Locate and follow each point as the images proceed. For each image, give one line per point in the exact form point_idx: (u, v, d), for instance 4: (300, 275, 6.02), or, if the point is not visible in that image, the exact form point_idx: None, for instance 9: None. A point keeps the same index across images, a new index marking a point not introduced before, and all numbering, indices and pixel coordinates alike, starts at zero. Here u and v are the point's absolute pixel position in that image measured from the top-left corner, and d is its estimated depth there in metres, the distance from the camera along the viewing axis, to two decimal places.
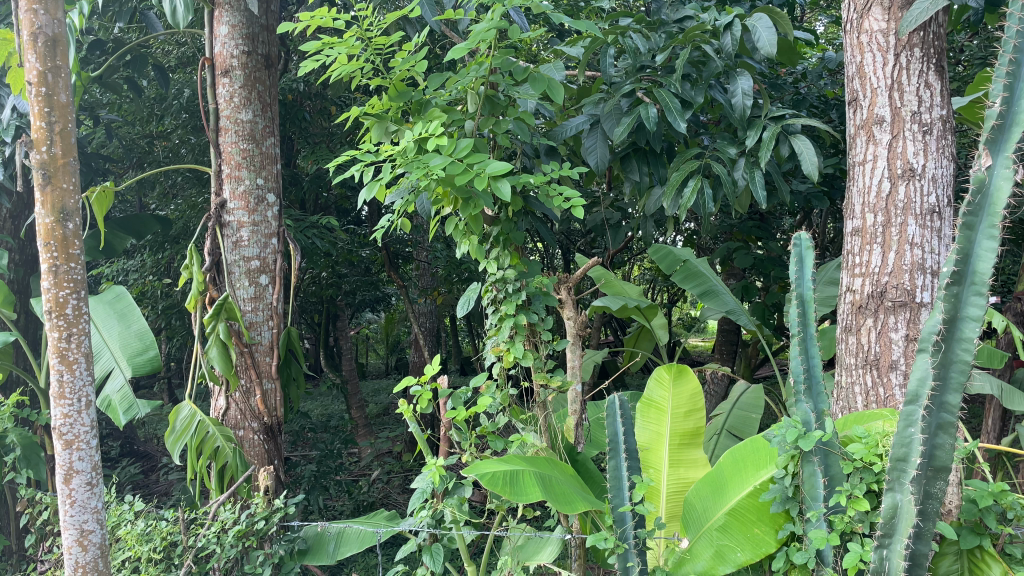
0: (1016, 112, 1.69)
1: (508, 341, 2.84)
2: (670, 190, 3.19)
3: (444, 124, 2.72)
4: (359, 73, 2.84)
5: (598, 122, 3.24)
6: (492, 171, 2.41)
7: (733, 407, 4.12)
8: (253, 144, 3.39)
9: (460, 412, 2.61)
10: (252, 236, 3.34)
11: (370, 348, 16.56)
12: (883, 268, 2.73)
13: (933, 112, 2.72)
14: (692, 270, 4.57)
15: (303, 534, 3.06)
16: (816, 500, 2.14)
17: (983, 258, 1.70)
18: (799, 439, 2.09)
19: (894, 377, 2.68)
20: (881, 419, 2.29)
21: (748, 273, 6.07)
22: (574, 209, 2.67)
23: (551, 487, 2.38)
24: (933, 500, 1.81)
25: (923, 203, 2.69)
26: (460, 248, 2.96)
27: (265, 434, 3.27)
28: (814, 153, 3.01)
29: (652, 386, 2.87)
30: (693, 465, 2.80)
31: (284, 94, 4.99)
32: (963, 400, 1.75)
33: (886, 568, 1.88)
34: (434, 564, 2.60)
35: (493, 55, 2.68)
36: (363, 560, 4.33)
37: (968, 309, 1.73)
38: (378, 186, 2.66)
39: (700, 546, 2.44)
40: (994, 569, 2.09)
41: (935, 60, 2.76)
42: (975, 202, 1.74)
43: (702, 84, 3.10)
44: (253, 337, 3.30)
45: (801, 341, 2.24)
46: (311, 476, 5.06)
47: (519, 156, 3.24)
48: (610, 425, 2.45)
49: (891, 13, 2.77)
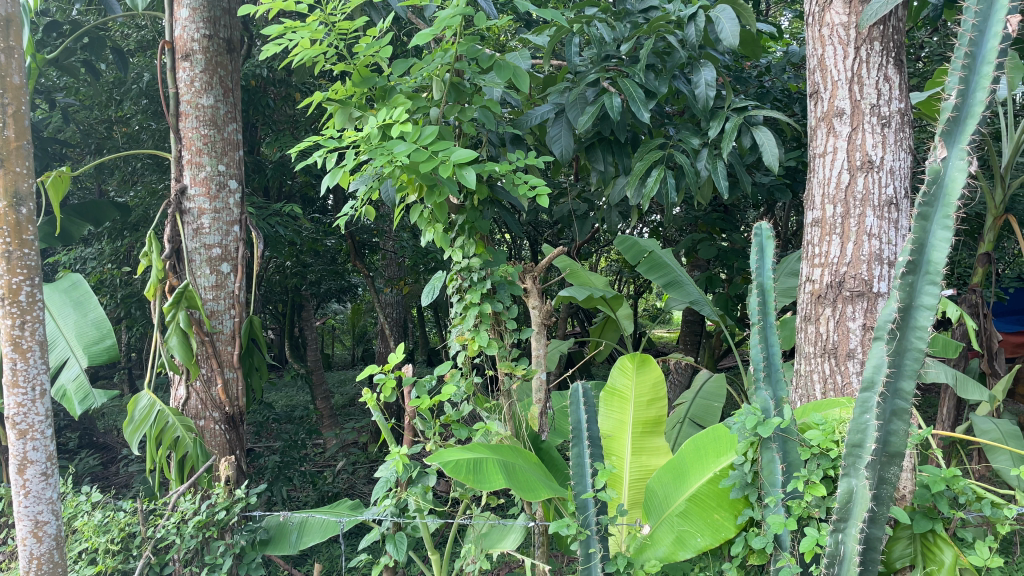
0: (970, 105, 1.73)
1: (473, 329, 2.84)
2: (634, 180, 3.22)
3: (408, 111, 2.70)
4: (322, 58, 2.80)
5: (563, 110, 3.24)
6: (456, 158, 2.39)
7: (695, 395, 4.17)
8: (215, 129, 3.34)
9: (424, 400, 2.59)
10: (213, 223, 3.29)
11: (336, 339, 16.46)
12: (841, 259, 2.78)
13: (892, 105, 2.76)
14: (657, 261, 4.58)
15: (265, 525, 3.03)
16: (775, 486, 2.18)
17: (938, 247, 1.74)
18: (757, 425, 2.13)
19: (851, 365, 2.74)
20: (838, 407, 2.34)
21: (712, 264, 6.14)
22: (539, 197, 2.68)
23: (514, 475, 2.39)
24: (888, 485, 1.85)
25: (880, 194, 2.74)
26: (425, 236, 2.95)
27: (227, 424, 3.22)
28: (776, 144, 3.04)
29: (615, 375, 2.89)
30: (655, 453, 2.84)
31: (247, 80, 4.91)
32: (917, 386, 1.78)
33: (841, 552, 1.93)
34: (397, 553, 2.60)
35: (458, 42, 2.66)
36: (327, 551, 4.32)
37: (922, 298, 1.77)
38: (342, 172, 2.63)
39: (661, 532, 2.46)
40: (946, 552, 2.15)
41: (894, 53, 2.79)
42: (930, 193, 1.77)
43: (665, 74, 3.12)
44: (214, 326, 3.25)
45: (761, 330, 2.27)
46: (274, 466, 5.01)
47: (485, 145, 3.23)
48: (573, 413, 2.46)
49: (852, 6, 2.80)
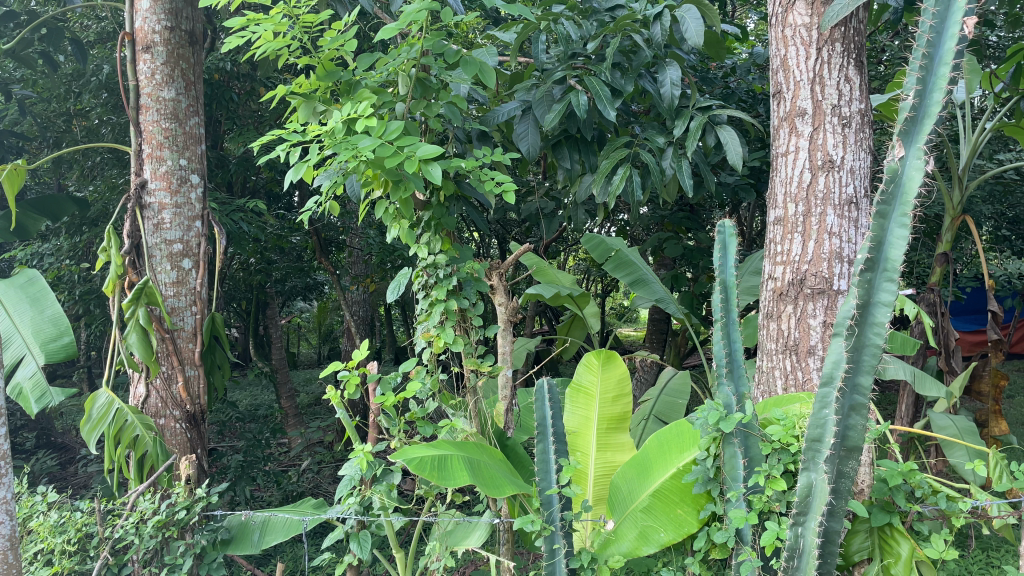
0: (928, 105, 1.76)
1: (439, 326, 2.81)
2: (599, 178, 3.23)
3: (374, 105, 2.67)
4: (286, 51, 2.76)
5: (530, 108, 3.24)
6: (422, 153, 2.38)
7: (661, 392, 4.20)
8: (176, 123, 3.28)
9: (388, 398, 2.57)
10: (175, 219, 3.24)
11: (302, 337, 16.30)
12: (803, 256, 2.82)
13: (852, 106, 2.81)
14: (624, 260, 4.61)
15: (227, 524, 2.97)
16: (735, 481, 2.21)
17: (895, 245, 1.77)
18: (719, 421, 2.15)
19: (812, 361, 2.78)
20: (798, 402, 2.37)
21: (678, 263, 6.19)
22: (506, 194, 2.67)
23: (479, 472, 2.38)
24: (846, 479, 1.87)
25: (841, 193, 2.78)
26: (390, 232, 2.93)
27: (188, 423, 3.16)
28: (739, 143, 3.07)
29: (581, 372, 2.88)
30: (619, 449, 2.86)
31: (210, 73, 4.84)
32: (874, 382, 1.81)
33: (800, 545, 1.95)
34: (361, 552, 2.57)
35: (424, 37, 2.64)
36: (290, 551, 4.28)
37: (879, 295, 1.80)
38: (306, 167, 2.60)
39: (624, 527, 2.48)
40: (903, 545, 2.19)
41: (855, 54, 2.84)
42: (888, 191, 1.80)
43: (631, 72, 3.14)
44: (175, 323, 3.19)
45: (723, 327, 2.30)
46: (237, 466, 4.93)
47: (451, 140, 3.21)
48: (538, 409, 2.47)
49: (814, 8, 2.85)
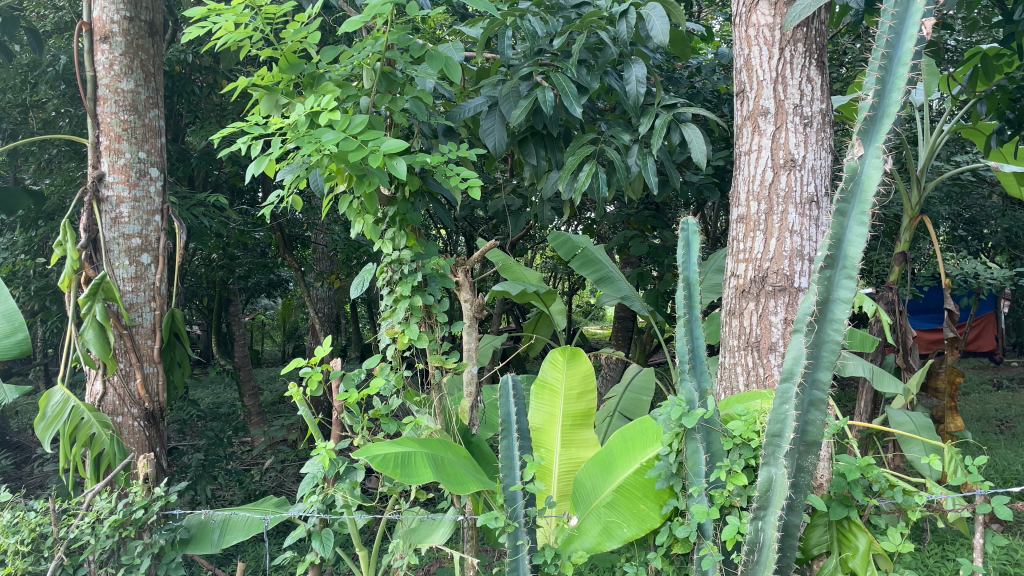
0: (887, 105, 1.78)
1: (403, 322, 2.79)
2: (565, 174, 3.24)
3: (337, 99, 2.63)
4: (248, 42, 2.72)
5: (496, 104, 3.24)
6: (387, 148, 2.36)
7: (625, 389, 4.22)
8: (135, 115, 3.22)
9: (351, 394, 2.54)
10: (133, 212, 3.18)
11: (266, 334, 16.14)
12: (764, 254, 2.85)
13: (814, 106, 2.85)
14: (590, 257, 4.63)
15: (186, 524, 2.91)
16: (698, 476, 2.24)
17: (854, 243, 1.80)
18: (682, 417, 2.16)
19: (773, 357, 2.82)
20: (759, 398, 2.39)
21: (644, 261, 6.23)
22: (471, 190, 2.66)
23: (443, 468, 2.37)
24: (805, 473, 1.90)
25: (802, 192, 2.82)
26: (354, 227, 2.90)
27: (146, 420, 3.10)
28: (703, 141, 3.10)
29: (546, 368, 2.88)
30: (584, 445, 2.87)
31: (171, 65, 4.75)
32: (833, 377, 1.84)
33: (760, 539, 1.96)
34: (324, 551, 2.54)
35: (390, 30, 2.62)
36: (252, 550, 4.23)
37: (838, 292, 1.82)
38: (267, 161, 2.56)
39: (588, 523, 2.49)
40: (860, 538, 2.23)
41: (816, 55, 2.88)
42: (848, 190, 1.82)
43: (597, 69, 3.14)
44: (133, 319, 3.12)
45: (687, 324, 2.31)
46: (198, 465, 4.85)
47: (416, 136, 3.19)
48: (503, 405, 2.47)
49: (777, 8, 2.88)
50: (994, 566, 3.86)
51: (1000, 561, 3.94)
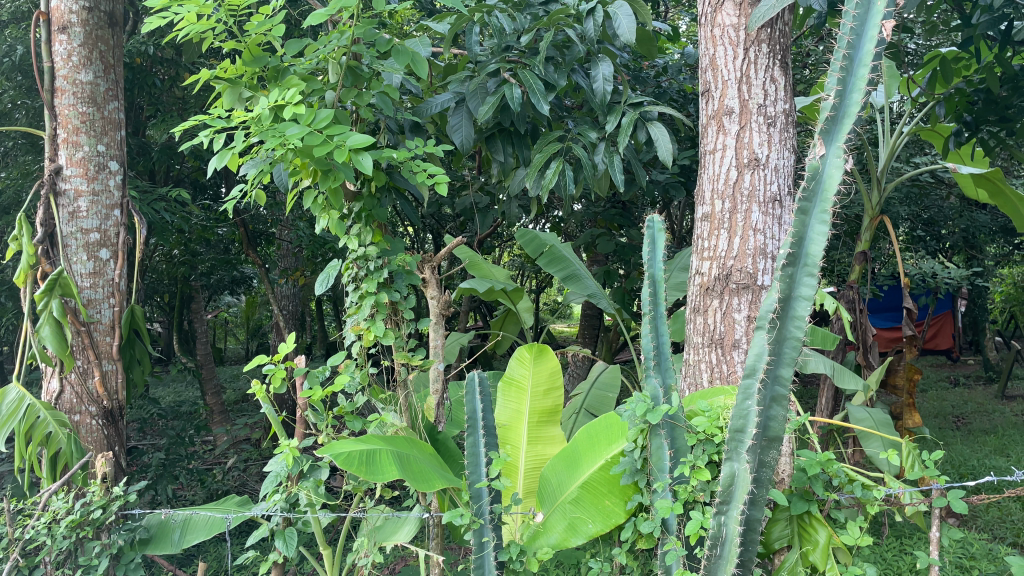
0: (848, 105, 1.81)
1: (369, 319, 2.77)
2: (533, 171, 3.24)
3: (302, 92, 2.60)
4: (211, 34, 2.69)
5: (463, 100, 3.23)
6: (353, 143, 2.34)
7: (592, 386, 4.24)
8: (93, 107, 3.15)
9: (315, 392, 2.51)
10: (91, 207, 3.11)
11: (230, 332, 15.93)
12: (728, 252, 2.88)
13: (777, 106, 2.89)
14: (557, 255, 4.64)
15: (145, 524, 2.85)
16: (662, 472, 2.27)
17: (815, 241, 1.82)
18: (646, 413, 2.18)
19: (736, 354, 2.85)
20: (723, 394, 2.42)
21: (610, 259, 6.27)
22: (438, 186, 2.65)
23: (408, 466, 2.36)
24: (767, 468, 1.91)
25: (766, 191, 2.86)
26: (319, 222, 2.87)
27: (105, 419, 3.02)
28: (669, 139, 3.12)
29: (513, 365, 2.92)
30: (550, 442, 2.87)
31: (131, 57, 4.67)
32: (795, 373, 1.86)
33: (723, 534, 1.99)
34: (287, 550, 2.50)
35: (356, 24, 2.60)
36: (214, 551, 4.17)
37: (800, 289, 1.84)
38: (230, 155, 2.52)
39: (553, 519, 2.50)
40: (820, 532, 2.26)
41: (780, 56, 2.92)
42: (809, 188, 1.84)
43: (564, 67, 3.15)
44: (91, 316, 3.06)
45: (652, 321, 2.32)
46: (158, 464, 4.76)
47: (382, 131, 3.17)
48: (469, 402, 2.46)
49: (742, 9, 2.91)
50: (950, 559, 3.94)
51: (956, 555, 4.03)
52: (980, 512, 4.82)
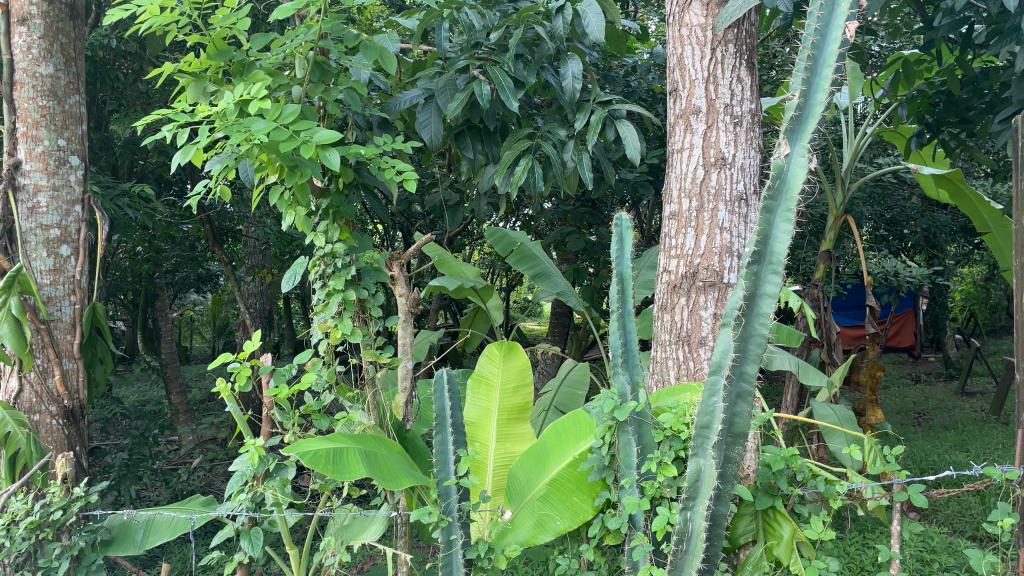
0: (812, 105, 1.84)
1: (336, 317, 2.75)
2: (502, 168, 3.23)
3: (268, 87, 2.57)
4: (174, 27, 2.64)
5: (432, 96, 3.21)
6: (319, 139, 2.32)
7: (561, 384, 4.25)
8: (54, 101, 3.08)
9: (282, 390, 2.48)
10: (51, 202, 3.05)
11: (195, 331, 15.73)
12: (695, 250, 2.91)
13: (744, 106, 2.92)
14: (527, 253, 4.65)
15: (107, 524, 2.79)
16: (629, 468, 2.28)
17: (780, 239, 1.84)
18: (614, 409, 2.20)
19: (703, 351, 2.87)
20: (690, 390, 2.44)
21: (580, 257, 6.29)
22: (407, 183, 2.64)
23: (376, 464, 2.34)
24: (732, 463, 1.93)
25: (732, 190, 2.89)
26: (285, 219, 2.83)
27: (66, 419, 2.96)
28: (638, 137, 3.14)
29: (482, 362, 2.91)
30: (519, 439, 2.88)
31: (93, 50, 4.58)
32: (760, 370, 1.87)
33: (689, 529, 2.00)
34: (253, 550, 2.47)
35: (323, 19, 2.58)
36: (179, 552, 4.11)
37: (765, 287, 1.86)
38: (194, 149, 2.48)
39: (521, 517, 2.50)
40: (784, 527, 2.29)
41: (746, 56, 2.95)
42: (775, 187, 1.86)
43: (534, 65, 3.15)
44: (51, 313, 2.99)
45: (620, 318, 2.33)
46: (120, 464, 4.70)
47: (350, 127, 3.15)
48: (437, 400, 2.44)
49: (709, 9, 2.94)
50: (912, 552, 4.01)
51: (917, 548, 4.11)
52: (940, 506, 4.92)
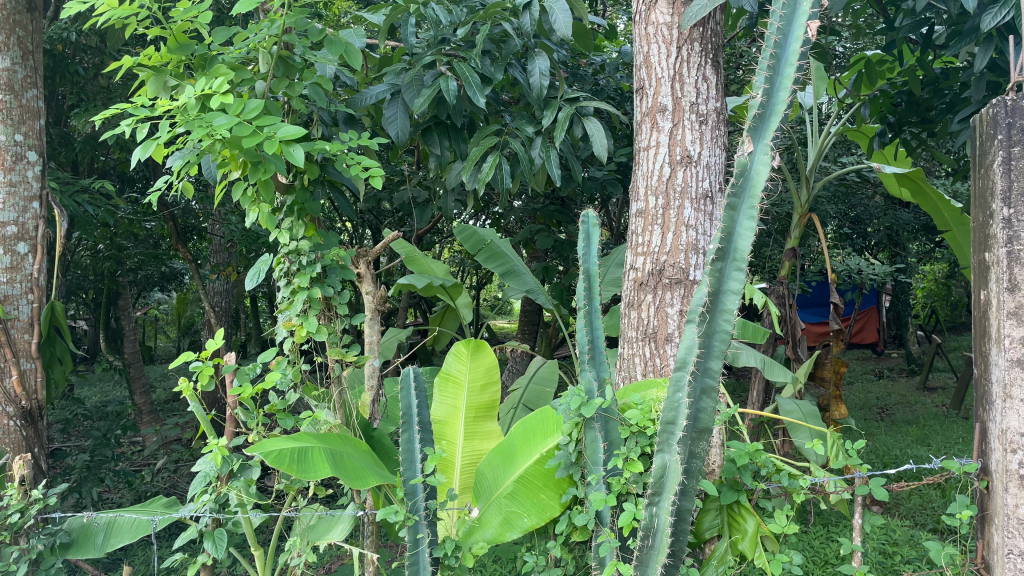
0: (775, 104, 1.86)
1: (301, 315, 2.71)
2: (470, 164, 3.23)
3: (230, 82, 2.54)
4: (134, 19, 2.59)
5: (399, 92, 3.19)
6: (283, 134, 2.30)
7: (530, 381, 4.25)
8: (10, 95, 3.01)
9: (245, 389, 2.44)
10: (8, 199, 2.97)
11: (160, 330, 15.49)
12: (662, 248, 2.92)
13: (709, 104, 2.95)
14: (495, 250, 4.63)
15: (66, 527, 2.73)
16: (596, 464, 2.29)
17: (743, 236, 1.86)
18: (581, 406, 2.20)
19: (669, 347, 2.90)
20: (656, 386, 2.45)
21: (549, 255, 6.31)
22: (373, 179, 2.62)
23: (342, 463, 2.32)
24: (697, 459, 1.95)
25: (698, 188, 2.91)
26: (249, 216, 2.80)
27: (23, 420, 2.86)
28: (605, 135, 3.15)
29: (450, 361, 2.89)
30: (486, 437, 2.87)
31: (51, 43, 4.48)
32: (724, 365, 1.89)
33: (654, 524, 2.01)
34: (217, 551, 2.43)
35: (287, 13, 2.55)
36: (141, 555, 4.04)
37: (728, 283, 1.87)
38: (154, 145, 2.43)
39: (488, 514, 2.50)
40: (749, 521, 2.31)
41: (711, 55, 2.98)
42: (738, 184, 1.88)
43: (501, 61, 3.15)
44: (7, 312, 2.92)
45: (586, 315, 2.33)
46: (82, 466, 4.62)
47: (315, 122, 3.12)
48: (404, 398, 2.41)
49: (675, 7, 2.95)
50: (874, 545, 4.08)
51: (880, 541, 4.18)
52: (902, 499, 5.01)
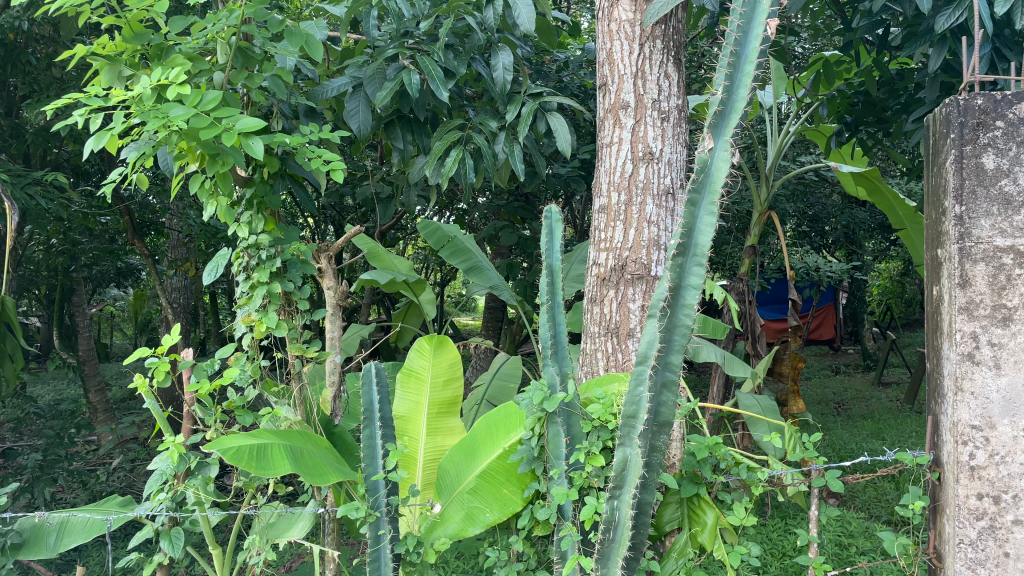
0: (735, 101, 1.88)
1: (261, 310, 2.67)
2: (433, 159, 3.21)
3: (187, 73, 2.49)
4: (87, 7, 2.52)
5: (361, 85, 3.16)
6: (242, 126, 2.26)
7: (493, 377, 4.24)
8: None
9: (203, 385, 2.40)
10: None
11: (116, 327, 15.17)
12: (624, 243, 2.94)
13: (670, 101, 2.97)
14: (459, 246, 4.61)
15: (17, 527, 2.64)
16: (558, 459, 2.29)
17: (703, 232, 1.88)
18: (543, 401, 2.19)
19: (631, 342, 2.91)
20: (617, 380, 2.47)
21: (513, 252, 6.31)
22: (334, 172, 2.59)
23: (302, 459, 2.29)
24: (658, 452, 1.96)
25: (659, 184, 2.94)
26: (206, 209, 2.74)
27: None
28: (568, 130, 3.15)
29: (412, 357, 2.85)
30: (449, 433, 2.87)
31: (2, 32, 4.35)
32: (684, 359, 1.90)
33: (615, 517, 2.02)
34: (174, 551, 2.36)
35: (246, 3, 2.50)
36: (96, 557, 3.94)
37: (689, 278, 1.89)
38: (108, 136, 2.36)
39: (451, 510, 2.50)
40: (708, 514, 2.34)
41: (673, 52, 3.00)
42: (698, 180, 1.89)
43: (464, 56, 3.14)
44: None
45: (549, 310, 2.34)
46: (35, 466, 4.51)
47: (275, 115, 3.07)
48: (365, 393, 2.39)
49: (637, 5, 2.97)
50: (831, 537, 4.16)
51: (836, 533, 4.26)
52: (858, 492, 5.12)
